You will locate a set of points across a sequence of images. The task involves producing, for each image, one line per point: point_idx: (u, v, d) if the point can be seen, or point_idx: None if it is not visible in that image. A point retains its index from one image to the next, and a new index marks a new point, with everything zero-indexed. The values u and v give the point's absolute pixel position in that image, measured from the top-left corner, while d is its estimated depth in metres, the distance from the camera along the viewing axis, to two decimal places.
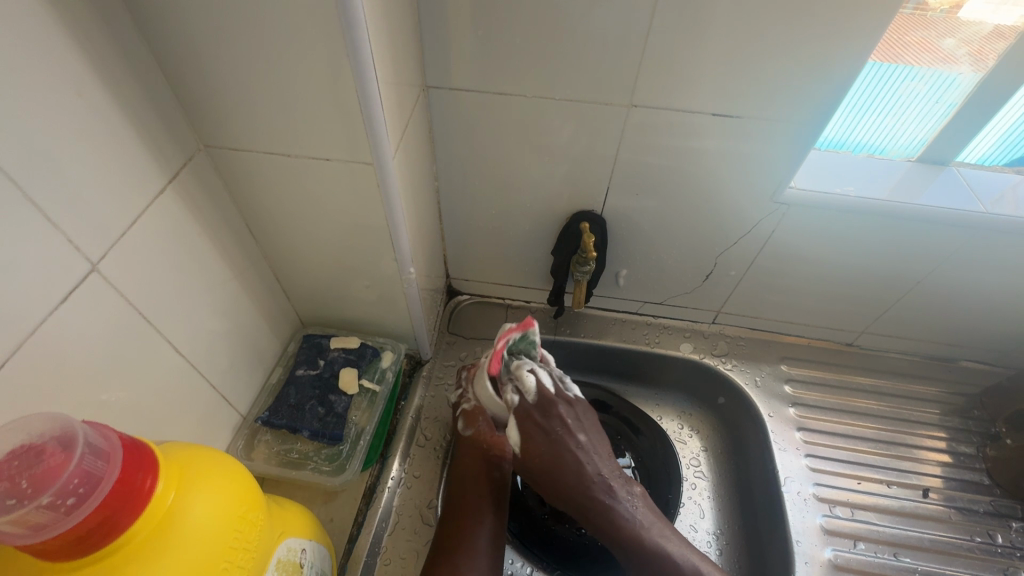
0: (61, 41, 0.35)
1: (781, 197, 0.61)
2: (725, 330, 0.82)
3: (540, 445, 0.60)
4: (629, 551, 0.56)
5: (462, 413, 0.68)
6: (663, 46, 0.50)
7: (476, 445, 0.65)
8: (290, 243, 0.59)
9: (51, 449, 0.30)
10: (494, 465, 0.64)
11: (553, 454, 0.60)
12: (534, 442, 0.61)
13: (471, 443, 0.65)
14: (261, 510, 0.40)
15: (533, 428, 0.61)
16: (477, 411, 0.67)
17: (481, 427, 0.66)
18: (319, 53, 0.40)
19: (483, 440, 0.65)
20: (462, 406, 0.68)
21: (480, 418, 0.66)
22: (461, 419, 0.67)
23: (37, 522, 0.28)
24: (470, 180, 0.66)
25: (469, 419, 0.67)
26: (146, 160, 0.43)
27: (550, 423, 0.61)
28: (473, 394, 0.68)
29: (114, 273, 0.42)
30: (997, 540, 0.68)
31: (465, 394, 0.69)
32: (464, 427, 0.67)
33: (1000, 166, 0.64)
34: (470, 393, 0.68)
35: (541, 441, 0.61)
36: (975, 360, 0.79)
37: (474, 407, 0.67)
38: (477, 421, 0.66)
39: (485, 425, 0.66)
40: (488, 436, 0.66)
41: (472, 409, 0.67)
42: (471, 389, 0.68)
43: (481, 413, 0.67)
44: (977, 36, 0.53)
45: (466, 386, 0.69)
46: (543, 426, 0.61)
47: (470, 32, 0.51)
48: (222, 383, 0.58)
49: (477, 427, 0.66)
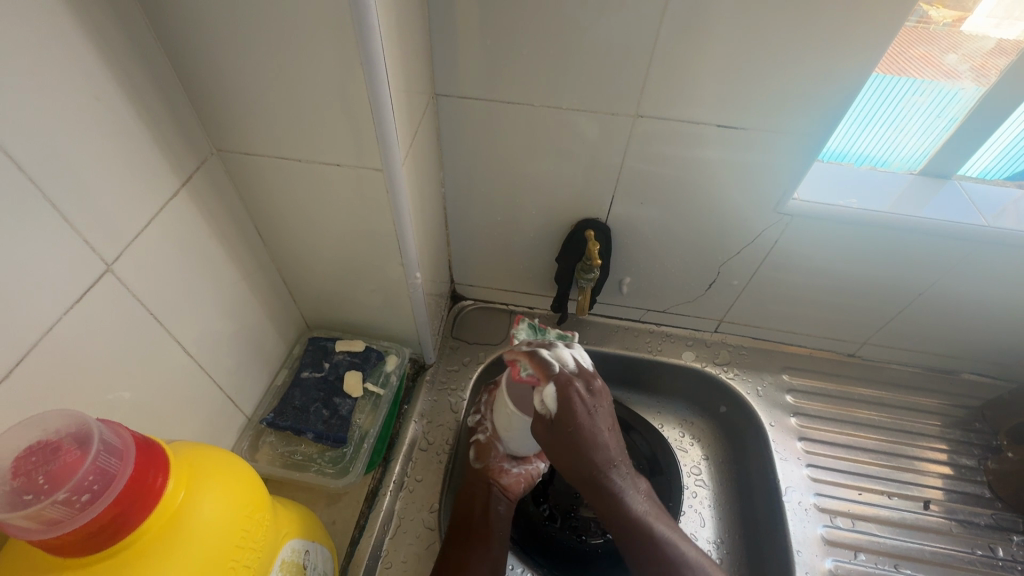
0: (82, 45, 0.36)
1: (784, 208, 0.62)
2: (727, 339, 0.82)
3: (569, 416, 0.57)
4: (630, 535, 0.57)
5: (476, 442, 0.68)
6: (669, 57, 0.51)
7: (481, 479, 0.65)
8: (297, 246, 0.59)
9: (67, 445, 0.31)
10: (497, 499, 0.64)
11: (589, 429, 0.58)
12: (569, 417, 0.57)
13: (477, 477, 0.65)
14: (267, 511, 0.40)
15: (576, 398, 0.58)
16: (489, 443, 0.67)
17: (491, 462, 0.66)
18: (333, 62, 0.41)
19: (492, 475, 0.65)
20: (476, 436, 0.69)
21: (491, 453, 0.66)
22: (473, 450, 0.68)
23: (52, 517, 0.29)
24: (477, 187, 0.67)
25: (481, 451, 0.67)
26: (161, 162, 0.44)
27: (581, 408, 0.58)
28: (489, 423, 0.68)
29: (128, 274, 0.42)
30: (998, 553, 0.68)
31: (482, 423, 0.69)
32: (475, 459, 0.67)
33: (1002, 180, 0.64)
34: (486, 424, 0.69)
35: (573, 421, 0.57)
36: (976, 372, 0.79)
37: (486, 439, 0.68)
38: (488, 456, 0.66)
39: (497, 459, 0.66)
40: (497, 472, 0.65)
41: (485, 442, 0.68)
42: (488, 419, 0.69)
43: (494, 446, 0.67)
44: (980, 51, 0.53)
45: (484, 414, 0.70)
46: (581, 399, 0.58)
47: (479, 42, 0.52)
48: (228, 384, 0.58)
49: (486, 463, 0.66)
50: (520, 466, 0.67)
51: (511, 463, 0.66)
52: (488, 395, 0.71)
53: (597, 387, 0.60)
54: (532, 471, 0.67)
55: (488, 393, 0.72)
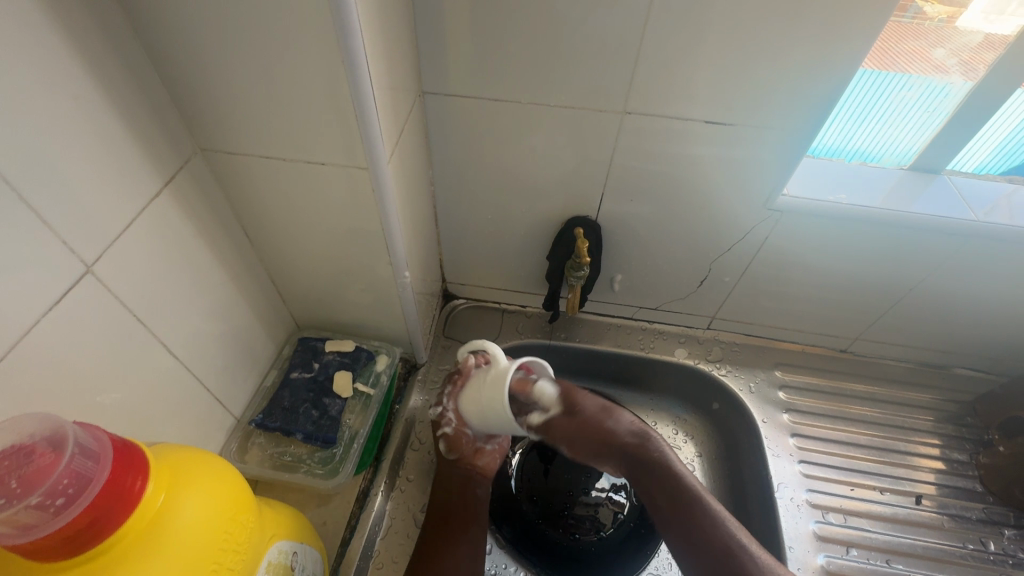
0: (59, 43, 0.35)
1: (774, 204, 0.61)
2: (719, 335, 0.82)
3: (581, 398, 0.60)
4: (675, 496, 0.56)
5: (444, 435, 0.65)
6: (656, 52, 0.50)
7: (460, 469, 0.65)
8: (283, 245, 0.59)
9: (42, 449, 0.30)
10: (477, 481, 0.65)
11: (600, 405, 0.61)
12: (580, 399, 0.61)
13: (455, 467, 0.65)
14: (251, 512, 0.40)
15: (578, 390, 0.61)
16: (458, 432, 0.64)
17: (465, 449, 0.65)
18: (315, 59, 0.40)
19: (469, 461, 0.65)
20: (443, 428, 0.65)
21: (463, 441, 0.64)
22: (443, 442, 0.65)
23: (25, 522, 0.29)
24: (466, 185, 0.67)
25: (450, 441, 0.65)
26: (142, 162, 0.43)
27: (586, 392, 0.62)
28: (454, 411, 0.64)
29: (109, 275, 0.42)
30: (989, 547, 0.68)
31: (446, 412, 0.65)
32: (447, 451, 0.65)
33: (994, 175, 0.64)
34: (451, 413, 0.64)
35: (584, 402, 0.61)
36: (968, 367, 0.79)
37: (455, 430, 0.64)
38: (461, 446, 0.64)
39: (468, 446, 0.64)
40: (473, 455, 0.65)
41: (453, 432, 0.64)
42: (452, 408, 0.64)
43: (463, 435, 0.64)
44: (967, 46, 0.54)
45: (447, 401, 0.65)
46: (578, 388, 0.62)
47: (466, 39, 0.52)
48: (216, 386, 0.58)
49: (460, 453, 0.64)
50: (494, 442, 0.66)
51: (483, 441, 0.65)
52: (452, 384, 0.65)
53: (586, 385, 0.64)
54: (504, 441, 0.67)
55: (451, 379, 0.66)
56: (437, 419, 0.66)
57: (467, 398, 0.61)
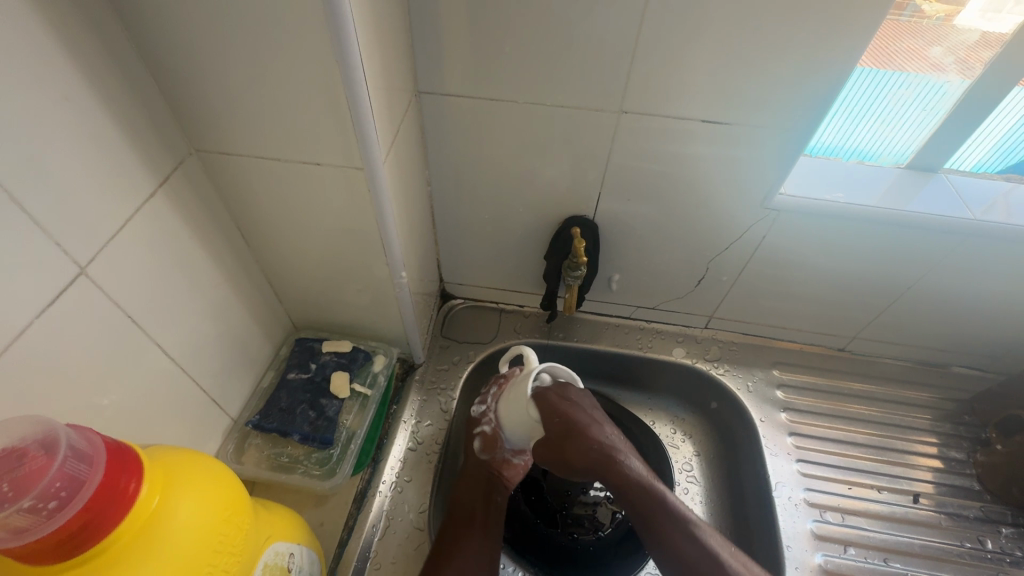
0: (51, 44, 0.35)
1: (771, 203, 0.61)
2: (717, 335, 0.82)
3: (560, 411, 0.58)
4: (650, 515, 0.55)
5: (481, 433, 0.67)
6: (651, 51, 0.50)
7: (487, 470, 0.65)
8: (279, 246, 0.59)
9: (33, 452, 0.30)
10: (499, 488, 0.65)
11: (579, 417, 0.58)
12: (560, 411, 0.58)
13: (482, 467, 0.65)
14: (247, 514, 0.40)
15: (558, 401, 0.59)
16: (495, 434, 0.66)
17: (497, 454, 0.65)
18: (309, 59, 0.40)
19: (497, 467, 0.65)
20: (481, 426, 0.67)
21: (498, 445, 0.65)
22: (478, 440, 0.66)
23: (18, 525, 0.28)
24: (462, 185, 0.66)
25: (486, 441, 0.66)
26: (136, 163, 0.43)
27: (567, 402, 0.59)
28: (495, 415, 0.66)
29: (104, 277, 0.42)
30: (987, 545, 0.68)
31: (488, 413, 0.67)
32: (480, 450, 0.66)
33: (991, 173, 0.64)
34: (492, 415, 0.66)
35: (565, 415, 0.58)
36: (967, 366, 0.79)
37: (492, 431, 0.66)
38: (494, 447, 0.65)
39: (502, 452, 0.65)
40: (501, 463, 0.65)
41: (491, 433, 0.66)
42: (494, 411, 0.66)
43: (499, 439, 0.65)
44: (964, 44, 0.53)
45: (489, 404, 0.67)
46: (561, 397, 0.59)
47: (461, 39, 0.52)
48: (212, 387, 0.58)
49: (492, 455, 0.65)
50: (523, 456, 0.67)
51: (513, 454, 0.66)
52: (497, 385, 0.68)
53: (584, 393, 0.61)
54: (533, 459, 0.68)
55: (497, 381, 0.68)
56: (477, 419, 0.68)
57: (508, 397, 0.63)
